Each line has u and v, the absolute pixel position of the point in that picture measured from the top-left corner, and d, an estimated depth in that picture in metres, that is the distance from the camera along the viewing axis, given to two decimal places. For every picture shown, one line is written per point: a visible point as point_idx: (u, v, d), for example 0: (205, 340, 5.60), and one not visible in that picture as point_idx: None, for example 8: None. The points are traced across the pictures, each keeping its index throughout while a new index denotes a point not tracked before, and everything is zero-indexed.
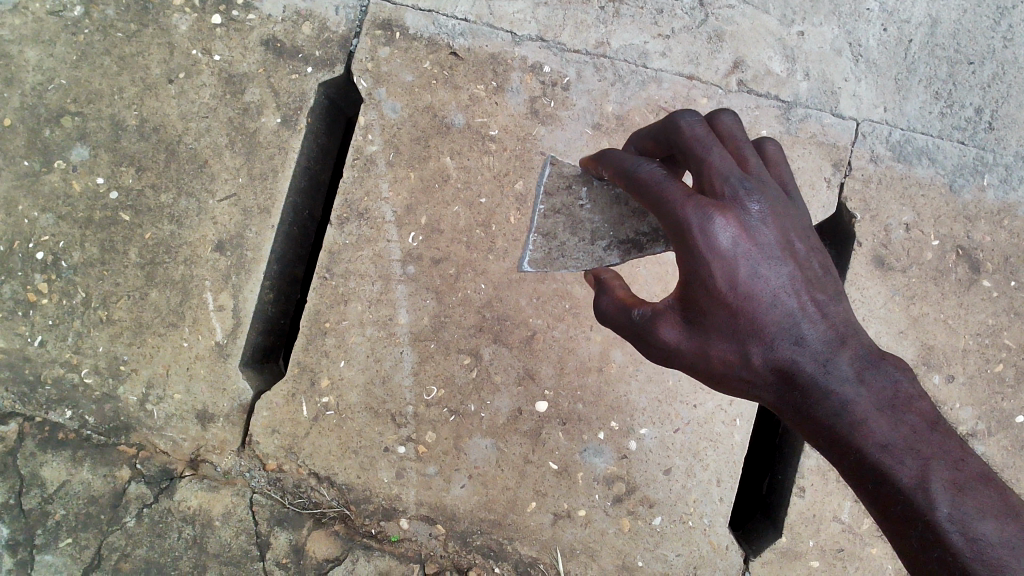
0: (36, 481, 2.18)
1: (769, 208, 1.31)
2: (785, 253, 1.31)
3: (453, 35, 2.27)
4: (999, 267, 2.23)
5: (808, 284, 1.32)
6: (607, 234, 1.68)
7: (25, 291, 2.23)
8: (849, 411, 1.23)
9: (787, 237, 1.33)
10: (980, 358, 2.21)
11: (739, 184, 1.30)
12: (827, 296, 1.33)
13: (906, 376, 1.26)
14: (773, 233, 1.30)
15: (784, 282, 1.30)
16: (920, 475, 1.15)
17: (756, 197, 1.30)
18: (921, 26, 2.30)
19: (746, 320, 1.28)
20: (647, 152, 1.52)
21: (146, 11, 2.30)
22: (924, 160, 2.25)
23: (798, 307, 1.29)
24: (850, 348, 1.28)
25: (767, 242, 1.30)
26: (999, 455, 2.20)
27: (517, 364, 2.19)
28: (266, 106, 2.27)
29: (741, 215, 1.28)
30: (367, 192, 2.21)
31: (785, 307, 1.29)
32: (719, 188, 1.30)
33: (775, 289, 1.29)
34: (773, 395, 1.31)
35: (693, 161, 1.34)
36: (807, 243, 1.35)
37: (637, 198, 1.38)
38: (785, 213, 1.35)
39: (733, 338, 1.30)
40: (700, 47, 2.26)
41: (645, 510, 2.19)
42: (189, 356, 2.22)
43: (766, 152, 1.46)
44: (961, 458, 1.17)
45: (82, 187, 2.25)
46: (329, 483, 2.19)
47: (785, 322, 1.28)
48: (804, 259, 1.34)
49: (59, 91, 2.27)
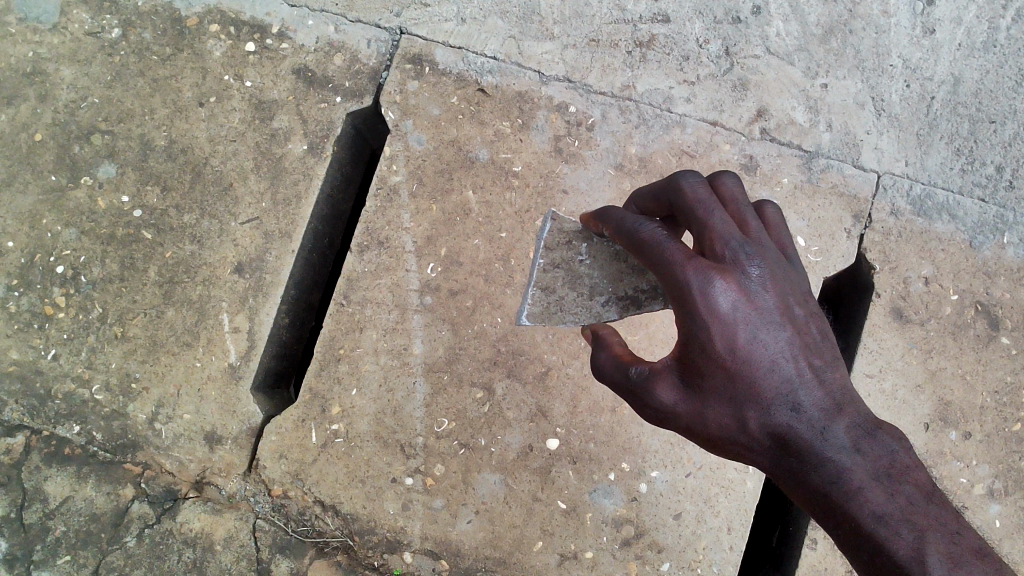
0: (39, 495, 2.16)
1: (770, 272, 1.32)
2: (785, 318, 1.31)
3: (481, 73, 2.31)
4: (1018, 325, 2.22)
5: (806, 350, 1.31)
6: (605, 290, 1.69)
7: (43, 304, 2.24)
8: (847, 479, 1.23)
9: (787, 302, 1.32)
10: (997, 416, 2.18)
11: (740, 247, 1.31)
12: (825, 362, 1.32)
13: (902, 446, 1.28)
14: (772, 298, 1.30)
15: (782, 348, 1.29)
16: (917, 548, 1.17)
17: (756, 261, 1.30)
18: (943, 83, 2.32)
19: (743, 385, 1.28)
20: (648, 210, 1.53)
21: (182, 36, 2.35)
22: (945, 215, 2.26)
23: (797, 374, 1.29)
24: (847, 415, 1.28)
25: (766, 306, 1.30)
26: (1016, 515, 2.15)
27: (530, 400, 2.17)
28: (294, 133, 2.30)
29: (741, 278, 1.29)
30: (389, 222, 2.23)
31: (783, 373, 1.28)
32: (720, 250, 1.30)
33: (774, 355, 1.28)
34: (770, 462, 1.30)
35: (693, 221, 1.35)
36: (806, 308, 1.35)
37: (637, 256, 1.38)
38: (785, 277, 1.35)
39: (730, 402, 1.29)
40: (725, 94, 2.30)
41: (653, 555, 2.15)
42: (201, 377, 2.21)
43: (768, 213, 1.46)
44: (957, 530, 1.20)
45: (106, 204, 2.28)
46: (333, 512, 2.17)
47: (783, 388, 1.28)
48: (803, 325, 1.33)
49: (91, 109, 2.31)
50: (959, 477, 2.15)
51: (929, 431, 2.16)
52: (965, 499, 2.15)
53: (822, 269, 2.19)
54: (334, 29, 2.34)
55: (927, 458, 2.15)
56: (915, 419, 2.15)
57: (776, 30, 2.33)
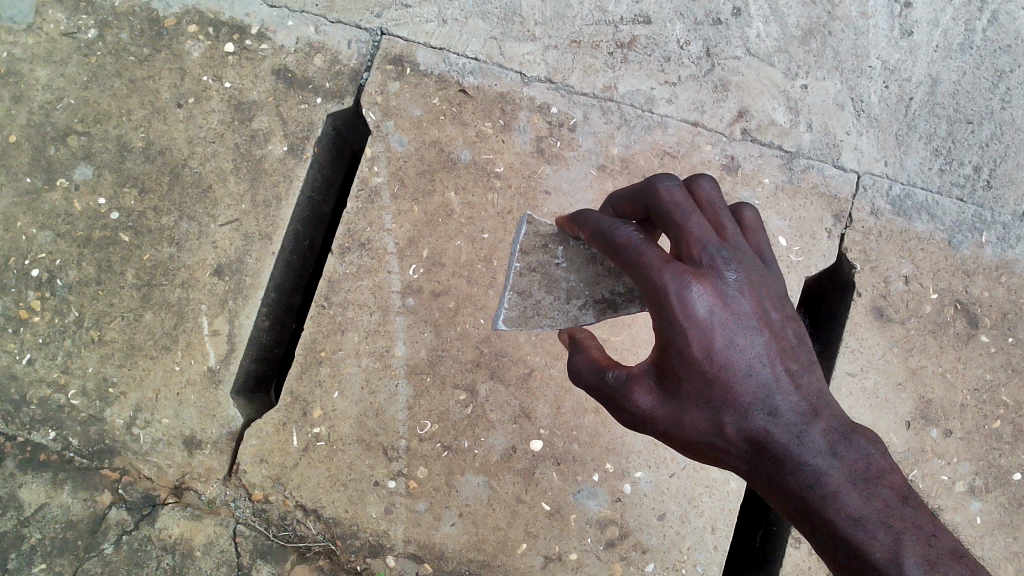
0: (14, 502, 2.13)
1: (746, 276, 1.31)
2: (761, 321, 1.31)
3: (462, 74, 2.30)
4: (997, 323, 2.24)
5: (782, 354, 1.32)
6: (583, 293, 1.68)
7: (17, 308, 2.20)
8: (824, 483, 1.24)
9: (763, 307, 1.33)
10: (977, 414, 2.20)
11: (717, 252, 1.30)
12: (801, 366, 1.33)
13: (877, 449, 1.28)
14: (749, 302, 1.30)
15: (759, 353, 1.29)
16: (895, 551, 1.18)
17: (732, 265, 1.30)
18: (921, 85, 2.34)
19: (720, 390, 1.28)
20: (624, 212, 1.53)
21: (160, 37, 2.32)
22: (924, 215, 2.27)
23: (773, 378, 1.29)
24: (823, 419, 1.29)
25: (743, 310, 1.30)
26: (996, 512, 2.17)
27: (513, 402, 2.16)
28: (274, 134, 2.28)
29: (717, 283, 1.28)
30: (370, 223, 2.22)
31: (759, 377, 1.28)
32: (696, 254, 1.29)
33: (751, 359, 1.28)
34: (746, 465, 1.30)
35: (669, 225, 1.34)
36: (783, 312, 1.35)
37: (613, 260, 1.38)
38: (761, 280, 1.35)
39: (706, 407, 1.29)
40: (706, 95, 2.30)
41: (638, 555, 2.14)
42: (180, 380, 2.18)
43: (745, 215, 1.46)
44: (933, 532, 1.22)
45: (82, 207, 2.24)
46: (315, 516, 2.14)
47: (760, 392, 1.28)
48: (779, 328, 1.34)
49: (67, 111, 2.28)
50: (940, 475, 2.17)
51: (910, 429, 2.17)
52: (946, 497, 2.16)
53: (803, 269, 2.19)
54: (314, 29, 2.33)
55: (909, 456, 2.16)
56: (897, 417, 2.17)
57: (756, 31, 2.34)
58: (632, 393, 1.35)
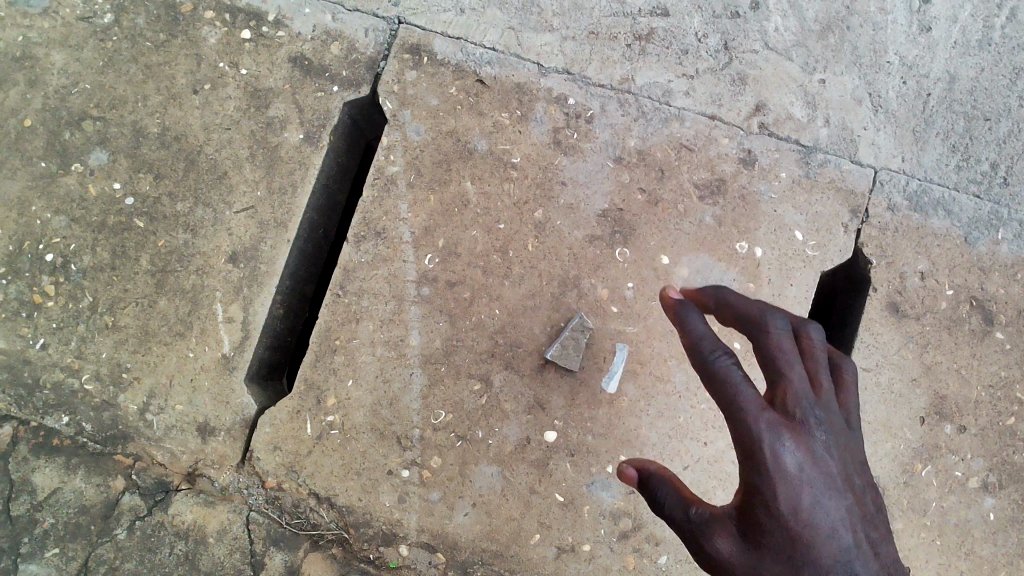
0: (27, 487, 2.12)
1: (838, 443, 1.21)
2: (848, 485, 1.19)
3: (480, 64, 2.29)
4: (1012, 320, 2.24)
5: (864, 520, 1.17)
6: None
7: (31, 292, 2.19)
8: None
9: (853, 476, 1.21)
10: (991, 410, 2.20)
11: (816, 411, 1.21)
12: (882, 535, 1.18)
13: None
14: (841, 465, 1.20)
15: (843, 516, 1.15)
16: None
17: (827, 426, 1.21)
18: (939, 81, 2.34)
19: (798, 552, 1.13)
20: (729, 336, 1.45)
21: (176, 23, 2.31)
22: (940, 211, 2.27)
23: (857, 545, 1.13)
24: None
25: (832, 473, 1.18)
26: (1009, 508, 2.18)
27: (528, 393, 2.16)
28: (290, 122, 2.28)
29: (813, 441, 1.19)
30: (386, 212, 2.21)
31: (841, 542, 1.13)
32: (793, 404, 1.21)
33: (834, 522, 1.14)
34: None
35: (771, 370, 1.27)
36: (867, 478, 1.23)
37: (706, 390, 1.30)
38: (849, 447, 1.24)
39: (787, 563, 1.13)
40: (723, 89, 2.30)
41: (651, 547, 2.14)
42: (193, 367, 2.18)
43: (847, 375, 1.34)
44: None
45: (97, 191, 2.24)
46: (329, 504, 2.14)
47: (845, 561, 1.11)
48: (864, 496, 1.20)
49: (82, 95, 2.28)
50: (954, 471, 2.17)
51: (925, 425, 2.17)
52: (959, 493, 2.17)
53: (819, 264, 2.22)
54: (331, 17, 2.32)
55: (922, 452, 2.16)
56: (911, 413, 2.17)
57: (775, 25, 2.33)
58: (715, 536, 1.24)
